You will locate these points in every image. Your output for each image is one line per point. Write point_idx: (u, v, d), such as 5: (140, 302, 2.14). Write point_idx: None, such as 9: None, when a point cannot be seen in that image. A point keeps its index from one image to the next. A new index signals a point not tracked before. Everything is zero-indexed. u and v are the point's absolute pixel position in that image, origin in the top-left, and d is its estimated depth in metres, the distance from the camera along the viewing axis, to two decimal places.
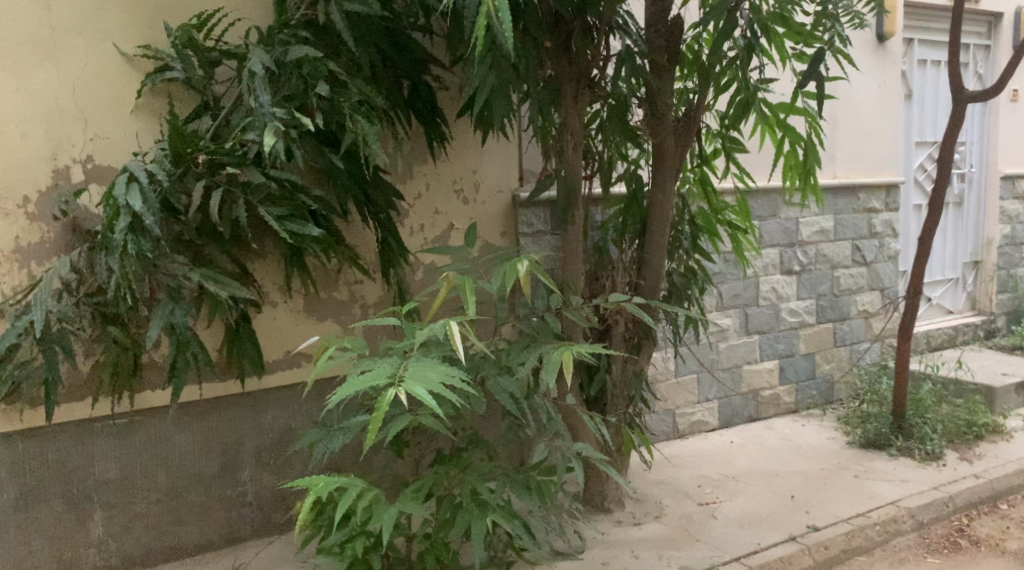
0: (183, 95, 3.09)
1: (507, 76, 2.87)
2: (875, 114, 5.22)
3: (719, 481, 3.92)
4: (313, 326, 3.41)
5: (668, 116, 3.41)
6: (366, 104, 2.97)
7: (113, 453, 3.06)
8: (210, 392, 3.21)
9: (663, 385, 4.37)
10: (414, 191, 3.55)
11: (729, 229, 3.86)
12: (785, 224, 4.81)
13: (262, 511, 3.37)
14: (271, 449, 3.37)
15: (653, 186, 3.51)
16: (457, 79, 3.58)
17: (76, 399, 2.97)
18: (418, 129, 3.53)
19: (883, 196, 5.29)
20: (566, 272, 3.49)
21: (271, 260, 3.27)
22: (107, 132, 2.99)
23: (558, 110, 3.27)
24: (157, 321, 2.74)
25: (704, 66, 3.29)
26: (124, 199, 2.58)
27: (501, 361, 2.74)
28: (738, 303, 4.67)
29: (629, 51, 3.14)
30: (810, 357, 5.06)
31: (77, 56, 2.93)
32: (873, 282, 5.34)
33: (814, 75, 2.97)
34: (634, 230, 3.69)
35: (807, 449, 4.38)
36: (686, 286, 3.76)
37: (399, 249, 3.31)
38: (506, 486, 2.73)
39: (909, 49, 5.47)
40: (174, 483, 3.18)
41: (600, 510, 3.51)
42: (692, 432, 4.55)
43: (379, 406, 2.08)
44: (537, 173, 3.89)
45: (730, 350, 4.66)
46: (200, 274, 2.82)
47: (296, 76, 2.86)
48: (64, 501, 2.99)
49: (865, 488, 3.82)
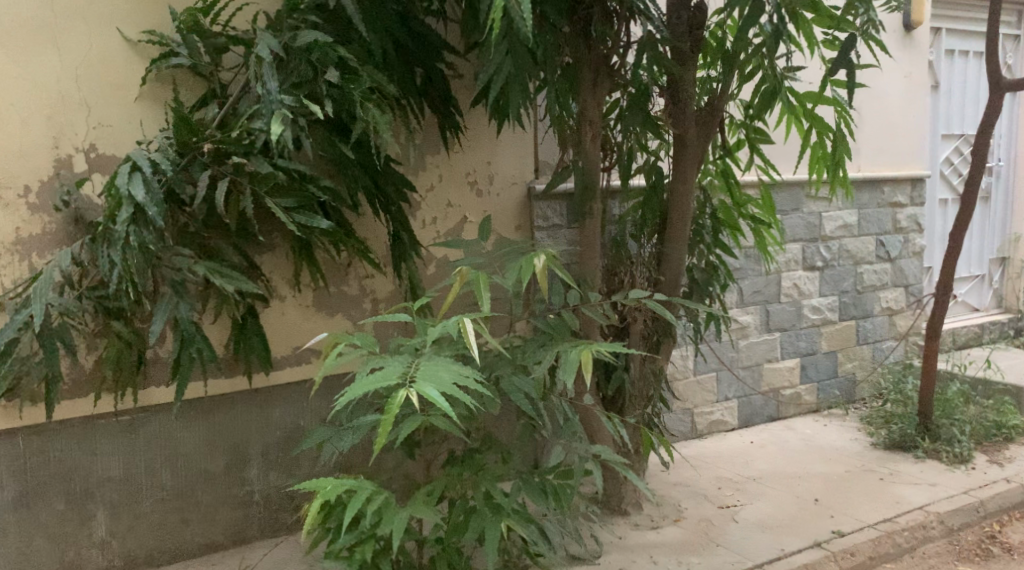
0: (190, 82, 3.00)
1: (523, 63, 2.75)
2: (901, 106, 5.07)
3: (740, 483, 3.80)
4: (323, 321, 3.31)
5: (690, 106, 3.29)
6: (378, 91, 2.86)
7: (116, 450, 2.97)
8: (216, 388, 3.12)
9: (681, 383, 4.25)
10: (427, 182, 3.45)
11: (751, 223, 3.73)
12: (808, 218, 4.68)
13: (270, 511, 3.29)
14: (278, 447, 3.28)
15: (673, 178, 3.40)
16: (472, 67, 3.47)
17: (78, 395, 2.88)
18: (432, 118, 3.42)
19: (908, 190, 5.15)
20: (583, 267, 3.36)
21: (279, 253, 3.17)
22: (111, 120, 2.90)
23: (576, 99, 3.15)
24: (161, 316, 2.63)
25: (729, 53, 3.16)
26: (127, 188, 2.49)
27: (517, 359, 2.63)
28: (759, 300, 4.54)
29: (651, 37, 3.01)
30: (832, 356, 4.93)
31: (80, 42, 2.83)
32: (897, 279, 5.20)
33: (845, 63, 2.81)
34: (654, 224, 3.57)
35: (830, 451, 4.26)
36: (707, 282, 3.65)
37: (411, 241, 3.20)
38: (521, 490, 2.63)
39: (937, 38, 5.31)
40: (179, 481, 3.10)
41: (616, 512, 3.40)
42: (710, 432, 4.43)
43: (390, 409, 1.98)
44: (553, 164, 3.78)
45: (750, 348, 4.53)
46: (205, 267, 2.71)
47: (305, 62, 2.75)
48: (66, 500, 2.91)
49: (891, 492, 3.70)
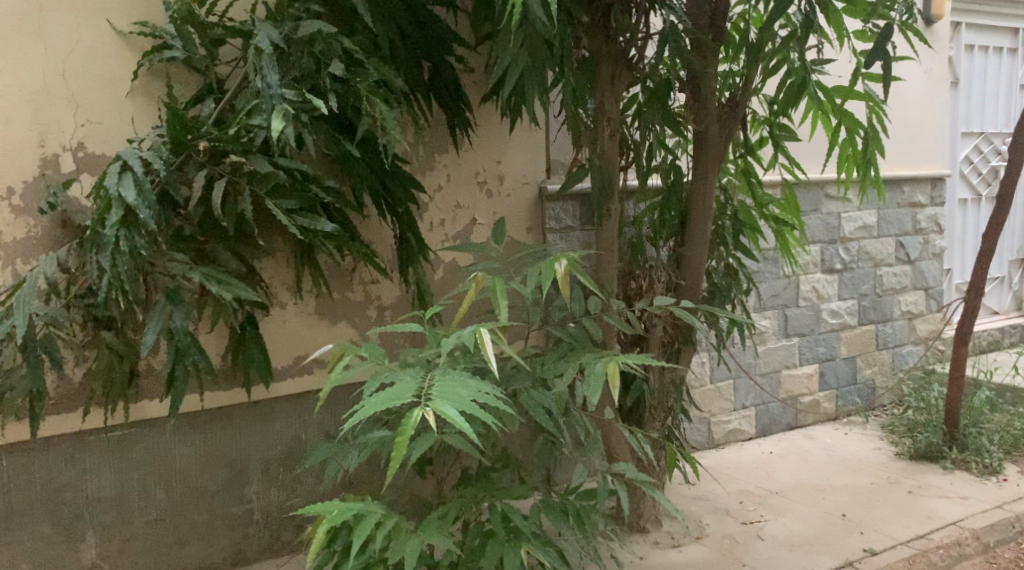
0: (184, 77, 2.81)
1: (540, 55, 2.57)
2: (921, 102, 4.90)
3: (762, 497, 3.63)
4: (325, 329, 3.14)
5: (712, 101, 3.11)
6: (385, 85, 2.69)
7: (109, 468, 2.80)
8: (213, 402, 2.95)
9: (698, 391, 4.08)
10: (434, 182, 3.27)
11: (774, 225, 3.56)
12: (827, 219, 4.51)
13: (270, 530, 3.11)
14: (279, 463, 3.10)
15: (694, 178, 3.22)
16: (482, 60, 3.30)
17: (65, 410, 2.70)
18: (439, 115, 3.25)
19: (928, 190, 4.98)
20: (599, 271, 3.18)
21: (280, 258, 3.00)
22: (101, 117, 2.72)
23: (592, 94, 2.97)
24: (154, 326, 2.45)
25: (754, 45, 2.99)
26: (117, 189, 2.31)
27: (536, 372, 2.45)
28: (778, 304, 4.37)
29: (673, 28, 2.82)
30: (851, 361, 4.76)
31: (67, 33, 2.66)
32: (916, 281, 5.03)
33: (881, 55, 2.62)
34: (673, 226, 3.40)
35: (853, 461, 4.09)
36: (728, 286, 3.48)
37: (419, 245, 3.02)
38: (540, 511, 2.46)
39: (956, 33, 5.14)
40: (174, 500, 2.92)
41: (635, 530, 3.23)
42: (727, 441, 4.26)
43: (404, 429, 1.79)
44: (566, 164, 3.61)
45: (769, 354, 4.36)
46: (201, 273, 2.54)
47: (308, 54, 2.58)
48: (53, 521, 2.73)
49: (921, 507, 3.53)
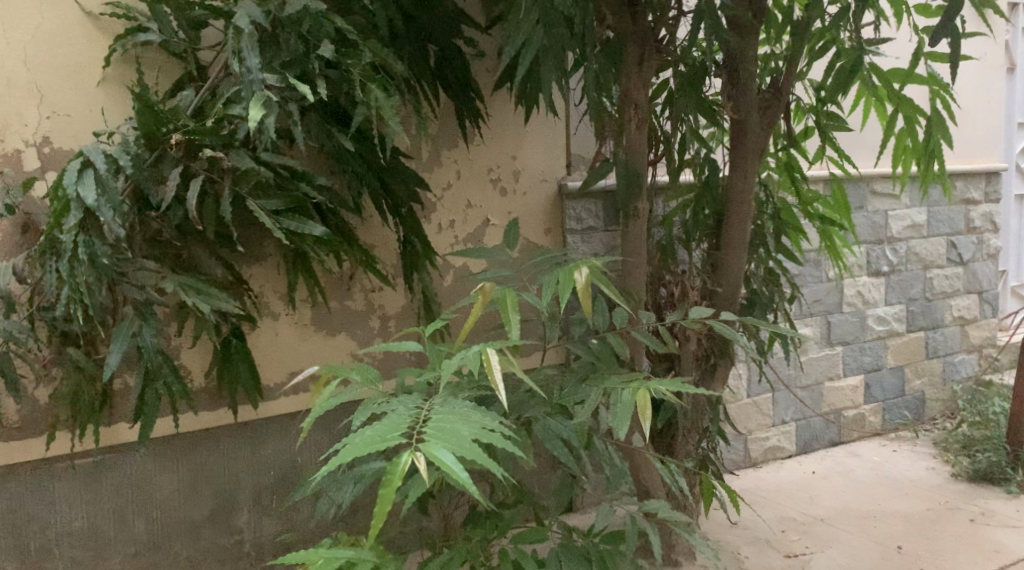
0: (162, 64, 2.53)
1: (558, 34, 2.23)
2: (974, 90, 4.51)
3: (806, 524, 3.29)
4: (322, 342, 2.85)
5: (753, 87, 2.75)
6: (384, 70, 2.38)
7: (80, 499, 2.52)
8: (196, 424, 2.66)
9: (734, 406, 3.74)
10: (442, 179, 2.97)
11: (821, 224, 3.19)
12: (873, 217, 4.14)
13: (262, 563, 2.81)
14: (272, 489, 2.82)
15: (731, 173, 2.88)
16: (495, 44, 2.99)
17: (30, 436, 2.43)
18: (448, 105, 2.95)
19: (983, 185, 4.58)
20: (626, 278, 2.83)
21: (271, 264, 2.71)
22: (68, 108, 2.45)
23: (618, 79, 2.61)
24: (118, 344, 2.17)
25: (800, 23, 2.63)
26: (75, 188, 2.04)
27: (553, 398, 2.14)
28: (820, 310, 4.01)
29: (708, 3, 2.40)
30: (898, 372, 4.39)
31: (30, 14, 2.38)
32: (969, 284, 4.65)
33: (948, 31, 2.20)
34: (707, 226, 3.06)
35: (906, 483, 3.73)
36: (770, 293, 3.12)
37: (424, 248, 2.68)
38: (559, 557, 2.14)
39: (1013, 15, 4.73)
40: (156, 532, 2.63)
41: (667, 564, 2.91)
42: (766, 460, 3.92)
43: (388, 481, 1.44)
44: (588, 159, 3.29)
45: (811, 364, 4.00)
46: (176, 283, 2.24)
47: (296, 36, 2.27)
48: (17, 559, 2.44)
49: (986, 538, 3.17)
